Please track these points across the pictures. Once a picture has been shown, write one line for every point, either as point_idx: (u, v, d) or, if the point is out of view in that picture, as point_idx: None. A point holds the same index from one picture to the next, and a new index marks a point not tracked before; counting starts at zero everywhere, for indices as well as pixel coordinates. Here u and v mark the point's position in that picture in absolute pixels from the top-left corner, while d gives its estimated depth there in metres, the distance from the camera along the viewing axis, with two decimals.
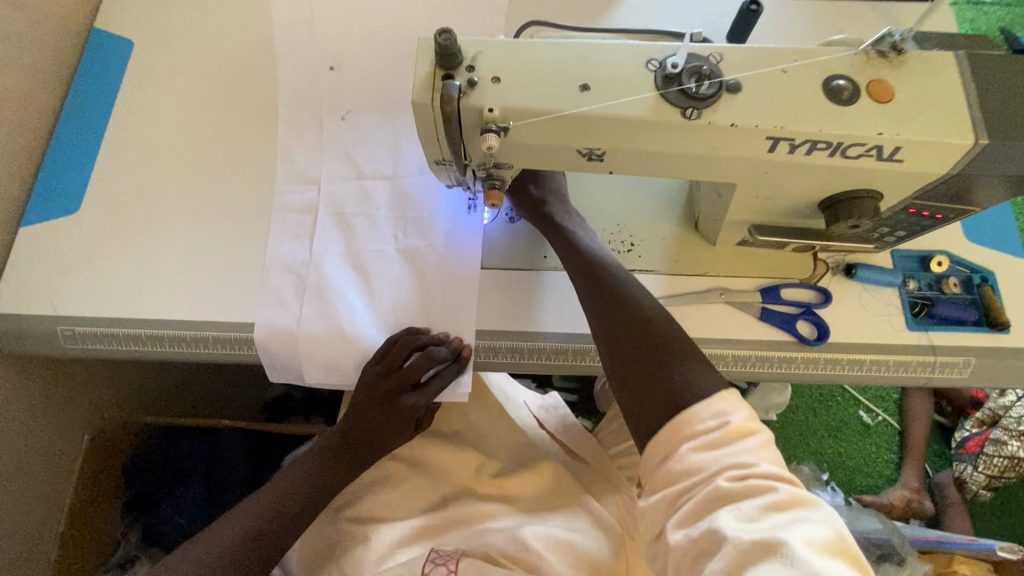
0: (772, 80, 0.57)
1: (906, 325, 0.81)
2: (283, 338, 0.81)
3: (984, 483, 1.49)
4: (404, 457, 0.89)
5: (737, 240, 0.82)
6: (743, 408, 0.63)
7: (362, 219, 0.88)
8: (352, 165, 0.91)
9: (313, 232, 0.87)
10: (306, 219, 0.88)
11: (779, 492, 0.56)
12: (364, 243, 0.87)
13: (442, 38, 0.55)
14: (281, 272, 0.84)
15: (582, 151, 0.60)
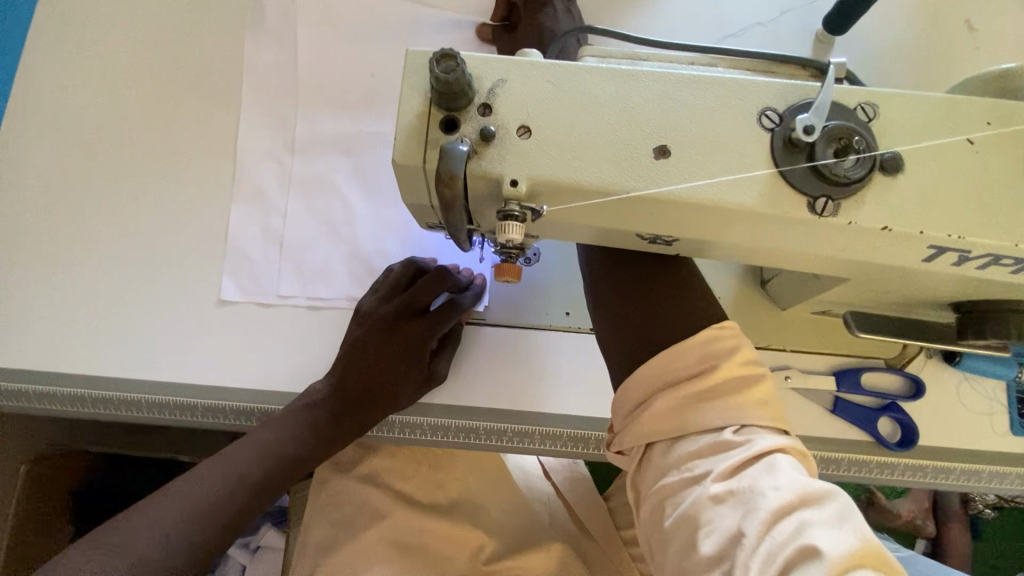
0: (950, 157, 0.37)
1: (1010, 429, 0.65)
2: (263, 236, 0.69)
3: None
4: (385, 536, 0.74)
5: (815, 310, 0.64)
6: (740, 347, 0.45)
7: (346, 90, 0.73)
8: (331, 53, 0.73)
9: (289, 110, 0.72)
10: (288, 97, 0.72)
11: (787, 491, 0.37)
12: (353, 119, 0.73)
13: (441, 68, 0.34)
14: (258, 157, 0.71)
15: (644, 236, 0.41)
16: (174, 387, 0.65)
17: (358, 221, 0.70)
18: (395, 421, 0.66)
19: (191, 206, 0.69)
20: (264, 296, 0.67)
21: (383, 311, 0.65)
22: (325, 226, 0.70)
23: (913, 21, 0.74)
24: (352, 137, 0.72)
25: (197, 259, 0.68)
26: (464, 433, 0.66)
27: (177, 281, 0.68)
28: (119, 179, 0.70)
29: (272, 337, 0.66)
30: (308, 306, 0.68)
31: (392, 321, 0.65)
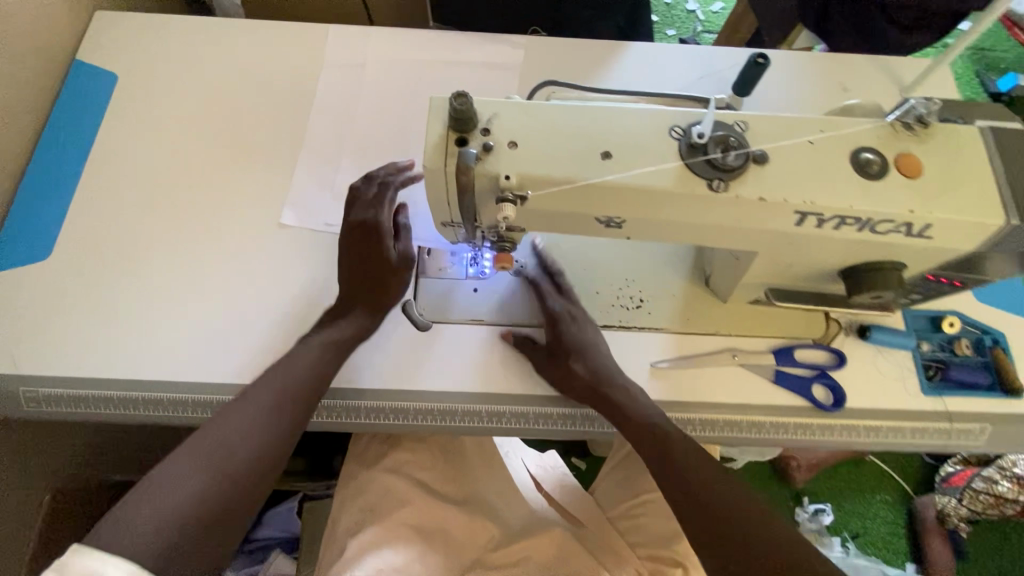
0: (801, 152, 0.55)
1: (922, 390, 0.79)
2: (318, 183, 0.88)
3: (966, 516, 1.37)
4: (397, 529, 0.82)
5: (749, 298, 0.79)
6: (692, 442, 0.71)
7: (387, 99, 0.94)
8: (354, 117, 0.93)
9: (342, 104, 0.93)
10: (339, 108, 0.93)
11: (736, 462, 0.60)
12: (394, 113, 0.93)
13: (458, 102, 0.51)
14: (319, 137, 0.91)
15: (600, 219, 0.57)
16: (217, 386, 0.75)
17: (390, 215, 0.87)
18: (409, 409, 0.77)
19: (237, 239, 0.84)
20: (315, 224, 0.85)
21: (352, 257, 0.76)
22: None
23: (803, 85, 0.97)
24: (395, 128, 0.92)
25: (240, 280, 0.81)
26: (469, 416, 0.77)
27: (223, 299, 0.80)
28: (179, 221, 0.85)
29: (307, 299, 0.81)
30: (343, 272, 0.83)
31: (359, 268, 0.76)
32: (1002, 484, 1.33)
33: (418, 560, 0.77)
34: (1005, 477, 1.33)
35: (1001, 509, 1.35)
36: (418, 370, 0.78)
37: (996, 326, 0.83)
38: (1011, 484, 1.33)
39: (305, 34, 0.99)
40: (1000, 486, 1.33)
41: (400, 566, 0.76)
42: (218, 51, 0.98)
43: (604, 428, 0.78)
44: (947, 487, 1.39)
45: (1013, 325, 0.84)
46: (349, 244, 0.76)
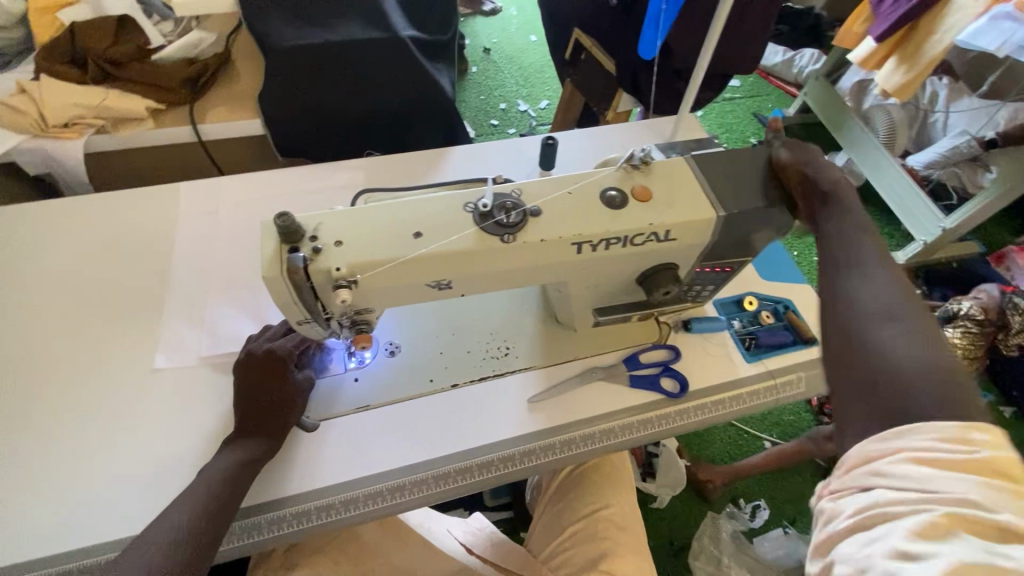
0: (564, 200, 0.71)
1: (744, 359, 0.96)
2: (185, 323, 0.93)
3: None
4: None
5: (591, 323, 0.94)
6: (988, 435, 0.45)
7: (244, 232, 1.04)
8: (215, 256, 1.01)
9: (200, 248, 1.01)
10: (199, 251, 1.01)
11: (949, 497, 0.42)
12: (252, 245, 1.02)
13: (281, 221, 0.62)
14: (182, 280, 0.97)
15: (430, 284, 0.70)
16: (101, 545, 0.73)
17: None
18: (312, 509, 0.79)
19: (108, 393, 0.85)
20: (188, 359, 0.89)
21: (246, 389, 0.81)
22: (237, 310, 0.95)
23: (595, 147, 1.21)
24: (255, 258, 1.01)
25: (116, 432, 0.81)
26: (372, 498, 0.80)
27: (100, 455, 0.79)
28: (43, 389, 0.84)
29: (191, 432, 0.82)
30: (224, 397, 0.86)
31: (257, 394, 0.80)
32: None
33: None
34: None
35: None
36: (316, 469, 0.81)
37: (784, 295, 1.05)
38: None
39: (158, 194, 1.08)
40: None
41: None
42: (67, 224, 1.03)
43: (500, 470, 0.84)
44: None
45: (796, 291, 1.05)
46: (243, 378, 0.81)
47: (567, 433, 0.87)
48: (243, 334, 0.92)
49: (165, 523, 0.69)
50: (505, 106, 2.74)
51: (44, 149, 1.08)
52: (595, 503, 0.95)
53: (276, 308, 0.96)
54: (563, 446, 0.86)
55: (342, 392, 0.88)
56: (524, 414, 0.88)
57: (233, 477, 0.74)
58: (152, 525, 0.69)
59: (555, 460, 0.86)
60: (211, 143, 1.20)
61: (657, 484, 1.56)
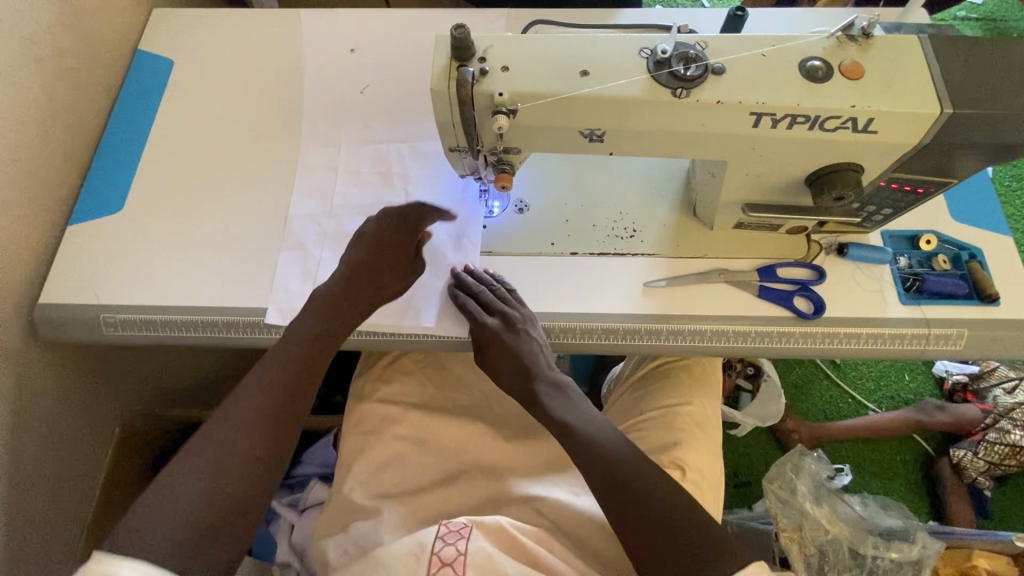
0: (754, 63, 0.63)
1: (898, 300, 0.85)
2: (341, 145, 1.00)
3: (984, 469, 1.56)
4: (410, 437, 0.95)
5: (733, 222, 0.87)
6: None
7: (404, 70, 1.07)
8: (376, 88, 1.05)
9: (363, 78, 1.06)
10: (362, 81, 1.06)
11: None
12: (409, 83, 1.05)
13: (457, 33, 0.62)
14: (343, 104, 1.04)
15: (583, 132, 0.67)
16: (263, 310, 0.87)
17: None
18: (428, 327, 0.87)
19: (276, 192, 0.96)
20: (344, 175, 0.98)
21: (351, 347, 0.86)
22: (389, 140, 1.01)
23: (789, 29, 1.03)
24: (409, 96, 1.04)
25: (280, 225, 0.94)
26: None
27: (267, 240, 0.93)
28: (228, 177, 0.98)
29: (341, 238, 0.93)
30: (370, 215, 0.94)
31: (352, 306, 0.84)
32: (1015, 433, 1.54)
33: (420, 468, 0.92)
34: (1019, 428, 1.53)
35: (1019, 457, 1.54)
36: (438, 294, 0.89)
37: (974, 243, 0.89)
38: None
39: (331, 17, 1.12)
40: (1013, 435, 1.54)
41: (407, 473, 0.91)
42: (256, 35, 1.12)
43: (600, 340, 0.86)
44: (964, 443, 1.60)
45: (992, 241, 0.89)
46: (360, 286, 0.84)
47: (677, 324, 0.85)
48: (393, 178, 0.98)
49: (246, 410, 0.72)
50: None
51: None
52: (675, 399, 0.94)
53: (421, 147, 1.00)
54: (670, 335, 0.85)
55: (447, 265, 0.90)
56: (637, 296, 0.87)
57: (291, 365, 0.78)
58: (225, 408, 0.73)
59: (656, 347, 0.86)
60: None
61: (744, 415, 1.50)
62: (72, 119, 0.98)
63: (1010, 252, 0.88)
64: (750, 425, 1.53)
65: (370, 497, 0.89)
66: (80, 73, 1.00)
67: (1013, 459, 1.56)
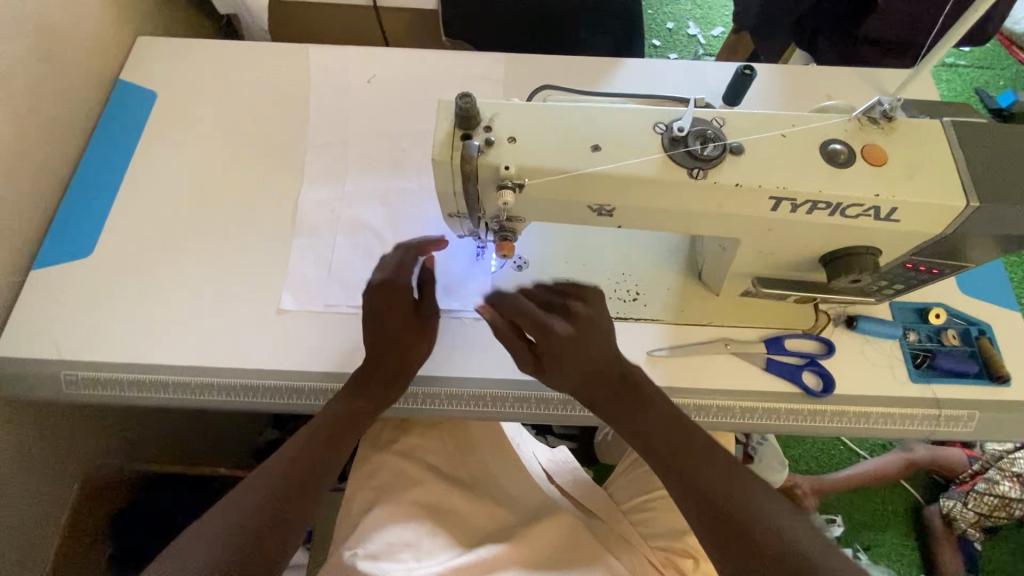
0: (774, 144, 0.60)
1: (909, 377, 0.82)
2: (333, 187, 0.96)
3: (975, 521, 1.57)
4: (419, 504, 0.88)
5: (739, 291, 0.83)
6: None
7: (400, 111, 1.03)
8: (370, 129, 1.01)
9: (357, 117, 1.02)
10: (356, 121, 1.02)
11: None
12: (405, 124, 1.01)
13: (462, 102, 0.58)
14: (337, 144, 0.99)
15: (593, 207, 0.63)
16: (242, 370, 0.82)
17: (415, 211, 0.94)
18: (419, 392, 0.82)
19: (262, 238, 0.91)
20: (335, 216, 0.93)
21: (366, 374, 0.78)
22: (384, 177, 0.97)
23: (792, 87, 1.02)
24: (406, 138, 1.00)
25: (265, 275, 0.88)
26: (476, 400, 0.81)
27: (249, 291, 0.87)
28: (213, 222, 0.93)
29: (332, 284, 0.88)
30: (365, 257, 0.91)
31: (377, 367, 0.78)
32: (1003, 483, 1.55)
33: (427, 536, 0.83)
34: (1006, 478, 1.55)
35: (1008, 509, 1.54)
36: (430, 356, 0.83)
37: (982, 317, 0.87)
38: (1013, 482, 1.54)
39: (326, 53, 1.08)
40: (1001, 485, 1.55)
41: (410, 541, 0.81)
42: (245, 69, 1.07)
43: None
44: (953, 493, 1.63)
45: (999, 316, 0.87)
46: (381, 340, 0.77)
47: (681, 397, 0.81)
48: (393, 201, 0.95)
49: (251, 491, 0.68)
50: (672, 26, 2.21)
51: None
52: None
53: (423, 175, 0.98)
54: None
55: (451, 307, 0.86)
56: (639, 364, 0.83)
57: (321, 452, 0.75)
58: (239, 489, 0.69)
59: None
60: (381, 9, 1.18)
61: None
62: (44, 156, 0.92)
63: (1017, 328, 0.86)
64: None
65: (370, 562, 0.76)
66: (55, 107, 0.94)
67: (1003, 510, 1.57)
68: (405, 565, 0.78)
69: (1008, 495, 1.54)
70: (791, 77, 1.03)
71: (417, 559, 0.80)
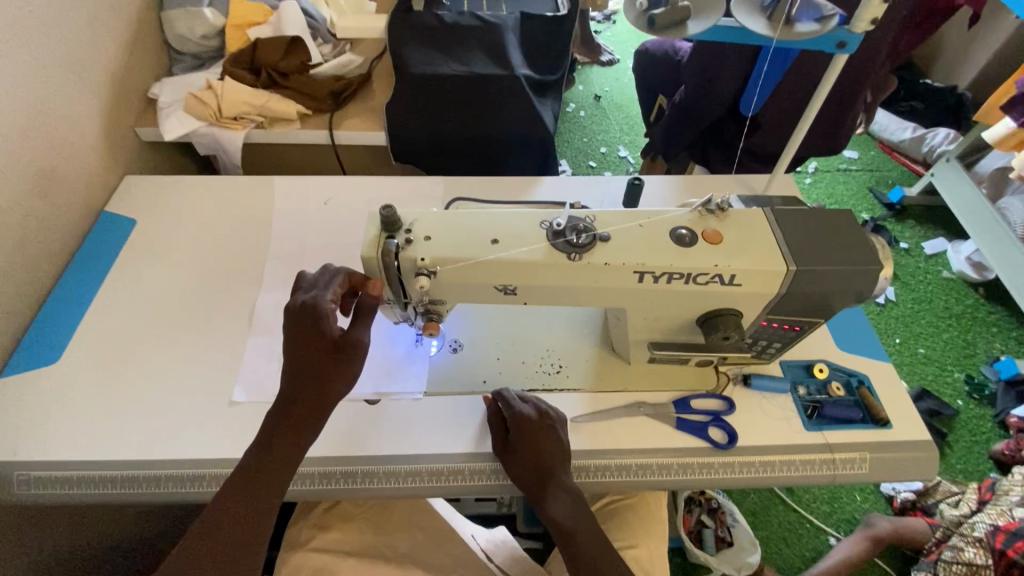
0: (633, 232, 0.76)
1: (804, 426, 0.92)
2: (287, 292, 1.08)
3: None
4: None
5: (645, 358, 0.94)
6: None
7: (352, 226, 1.20)
8: (326, 241, 1.16)
9: (314, 232, 1.18)
10: (314, 234, 1.18)
11: None
12: (356, 236, 1.18)
13: (385, 211, 0.73)
14: (292, 256, 1.14)
15: (498, 288, 0.77)
16: (190, 460, 0.86)
17: None
18: (359, 471, 0.87)
19: (220, 339, 1.01)
20: None
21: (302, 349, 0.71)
22: None
23: (678, 190, 1.24)
24: (356, 247, 1.16)
25: (221, 370, 0.97)
26: (413, 475, 0.87)
27: (204, 386, 0.95)
28: (175, 326, 1.02)
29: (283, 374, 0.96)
30: None
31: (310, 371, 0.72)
32: (968, 550, 1.52)
33: None
34: (969, 544, 1.53)
35: None
36: (372, 436, 0.90)
37: (860, 369, 0.99)
38: (976, 550, 1.51)
39: (289, 181, 1.27)
40: (967, 552, 1.51)
41: None
42: (217, 197, 1.24)
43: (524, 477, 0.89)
44: (922, 564, 1.58)
45: (875, 367, 1.00)
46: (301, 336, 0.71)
47: (602, 459, 0.89)
48: None
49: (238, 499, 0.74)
50: (605, 149, 2.58)
51: (215, 137, 1.34)
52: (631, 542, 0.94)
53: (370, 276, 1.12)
54: (598, 471, 0.89)
55: (390, 314, 0.83)
56: None
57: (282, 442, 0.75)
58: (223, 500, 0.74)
59: (584, 482, 0.89)
60: (340, 145, 1.41)
61: (715, 559, 1.50)
62: (25, 276, 1.03)
63: (891, 377, 0.99)
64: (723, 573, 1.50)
65: None
66: (42, 234, 1.07)
67: None
68: None
69: (975, 562, 1.49)
70: (677, 184, 1.25)
71: None
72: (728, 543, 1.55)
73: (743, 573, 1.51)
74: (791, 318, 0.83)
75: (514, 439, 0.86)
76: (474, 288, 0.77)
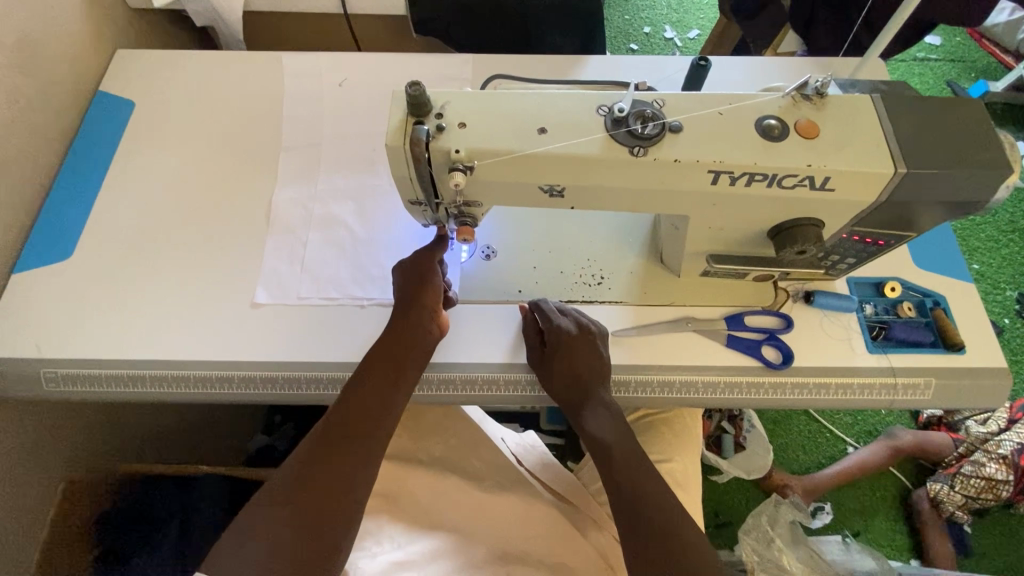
0: (711, 121, 0.63)
1: (866, 348, 0.85)
2: (304, 187, 0.99)
3: (961, 504, 1.55)
4: (383, 492, 0.90)
5: (699, 271, 0.85)
6: None
7: (370, 113, 1.06)
8: (342, 130, 1.04)
9: (328, 119, 1.05)
10: (329, 122, 1.05)
11: None
12: (376, 124, 1.05)
13: (412, 90, 0.61)
14: (307, 146, 1.02)
15: (543, 188, 0.66)
16: (217, 362, 0.84)
17: (385, 207, 0.97)
18: None
19: (236, 237, 0.94)
20: (310, 214, 0.96)
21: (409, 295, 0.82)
22: (357, 176, 1.00)
23: (749, 75, 1.05)
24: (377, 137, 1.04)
25: (240, 270, 0.91)
26: (444, 384, 0.84)
27: (224, 286, 0.90)
28: (188, 223, 0.95)
29: (306, 277, 0.91)
30: (338, 251, 0.93)
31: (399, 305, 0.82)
32: (989, 466, 1.53)
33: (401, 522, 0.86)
34: (992, 461, 1.53)
35: (994, 491, 1.52)
36: None
37: (937, 289, 0.89)
38: (998, 466, 1.52)
39: (298, 58, 1.11)
40: (988, 468, 1.53)
41: (373, 527, 0.84)
42: (219, 76, 1.10)
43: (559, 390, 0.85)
44: (938, 475, 1.59)
45: (953, 287, 0.90)
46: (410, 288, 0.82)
47: (644, 375, 0.84)
48: (365, 197, 0.98)
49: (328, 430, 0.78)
50: (649, 30, 2.26)
51: (211, 3, 1.16)
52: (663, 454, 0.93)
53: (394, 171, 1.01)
54: (638, 387, 0.84)
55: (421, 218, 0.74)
56: None
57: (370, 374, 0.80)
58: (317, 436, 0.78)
59: (623, 398, 0.85)
60: (352, 14, 1.22)
61: (728, 463, 1.52)
62: (23, 163, 0.95)
63: (971, 298, 0.89)
64: (733, 474, 1.56)
65: None
66: (33, 116, 0.97)
67: (990, 493, 1.54)
68: (369, 552, 0.82)
69: (994, 477, 1.52)
70: (747, 66, 1.07)
71: (378, 544, 0.83)
72: (744, 449, 1.56)
73: (756, 474, 1.54)
74: (878, 231, 0.72)
75: (551, 352, 0.81)
76: (516, 187, 0.67)
